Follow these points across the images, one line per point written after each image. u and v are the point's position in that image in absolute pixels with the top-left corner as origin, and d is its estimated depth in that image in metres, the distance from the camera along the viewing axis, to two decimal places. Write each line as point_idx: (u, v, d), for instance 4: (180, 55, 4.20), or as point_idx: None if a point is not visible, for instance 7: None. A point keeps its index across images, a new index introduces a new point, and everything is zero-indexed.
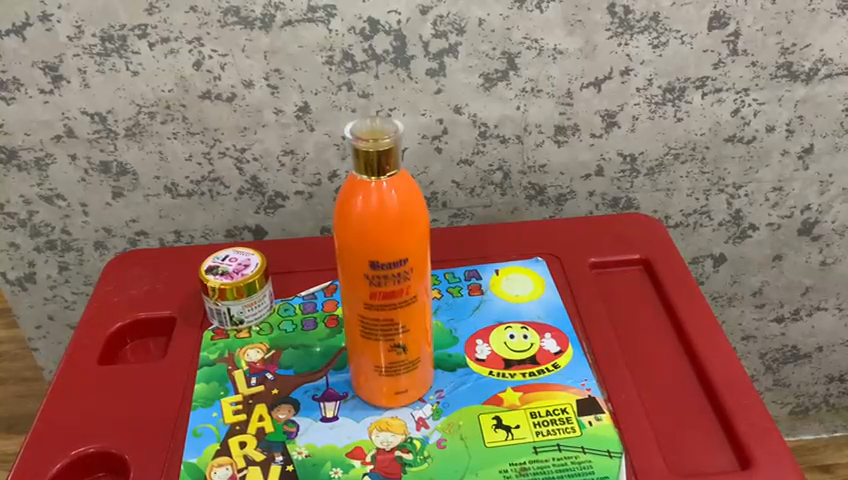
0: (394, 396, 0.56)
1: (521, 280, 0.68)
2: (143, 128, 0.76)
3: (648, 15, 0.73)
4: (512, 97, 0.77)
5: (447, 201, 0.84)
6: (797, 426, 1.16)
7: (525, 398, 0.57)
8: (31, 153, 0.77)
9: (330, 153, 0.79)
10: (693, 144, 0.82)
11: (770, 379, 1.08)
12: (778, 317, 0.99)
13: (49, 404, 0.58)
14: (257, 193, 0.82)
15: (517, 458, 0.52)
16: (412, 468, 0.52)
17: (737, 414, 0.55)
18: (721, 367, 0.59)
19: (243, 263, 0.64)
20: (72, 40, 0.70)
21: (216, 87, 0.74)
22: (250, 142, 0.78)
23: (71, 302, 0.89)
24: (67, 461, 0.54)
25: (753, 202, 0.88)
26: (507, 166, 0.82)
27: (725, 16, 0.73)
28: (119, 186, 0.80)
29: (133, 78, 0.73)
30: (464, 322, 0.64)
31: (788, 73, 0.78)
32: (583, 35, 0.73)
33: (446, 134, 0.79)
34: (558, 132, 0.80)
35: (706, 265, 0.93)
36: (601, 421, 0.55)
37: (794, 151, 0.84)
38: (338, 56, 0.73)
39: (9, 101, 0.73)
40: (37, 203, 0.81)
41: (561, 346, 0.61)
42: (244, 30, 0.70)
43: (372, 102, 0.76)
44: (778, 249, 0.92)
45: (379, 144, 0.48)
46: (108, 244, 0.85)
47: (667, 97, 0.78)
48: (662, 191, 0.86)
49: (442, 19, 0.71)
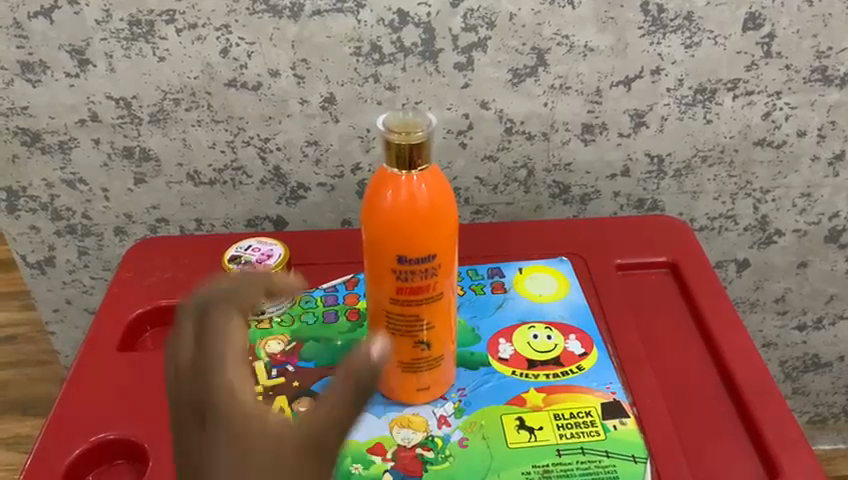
0: (416, 393, 0.56)
1: (545, 280, 0.67)
2: (167, 115, 0.75)
3: (681, 14, 0.72)
4: (540, 93, 0.76)
5: (469, 197, 0.83)
6: (815, 436, 1.14)
7: (549, 399, 0.56)
8: (55, 136, 0.77)
9: (354, 145, 0.78)
10: (721, 147, 0.81)
11: (789, 388, 1.06)
12: (800, 325, 0.98)
13: (69, 389, 0.58)
14: (279, 184, 0.81)
15: (539, 460, 0.51)
16: (434, 467, 0.51)
17: (764, 424, 0.54)
18: (747, 373, 0.58)
19: (265, 254, 0.64)
20: (99, 24, 0.70)
21: (242, 75, 0.73)
22: (274, 132, 0.77)
23: (89, 287, 0.89)
24: (86, 448, 0.54)
25: (780, 208, 0.86)
26: (532, 164, 0.81)
27: (760, 17, 0.72)
28: (142, 172, 0.79)
29: (159, 64, 0.72)
30: (486, 320, 0.64)
31: (822, 78, 0.76)
32: (614, 33, 0.72)
33: (471, 129, 0.78)
34: (585, 131, 0.79)
35: (729, 270, 0.92)
36: (625, 425, 0.54)
37: (824, 158, 0.82)
38: (366, 48, 0.72)
39: (35, 84, 0.73)
40: (59, 186, 0.80)
41: (585, 348, 0.60)
42: (272, 19, 0.70)
43: (398, 95, 0.75)
44: (803, 256, 0.91)
45: (411, 138, 0.47)
46: (128, 230, 0.84)
47: (697, 98, 0.77)
48: (688, 193, 0.84)
49: (472, 13, 0.71)
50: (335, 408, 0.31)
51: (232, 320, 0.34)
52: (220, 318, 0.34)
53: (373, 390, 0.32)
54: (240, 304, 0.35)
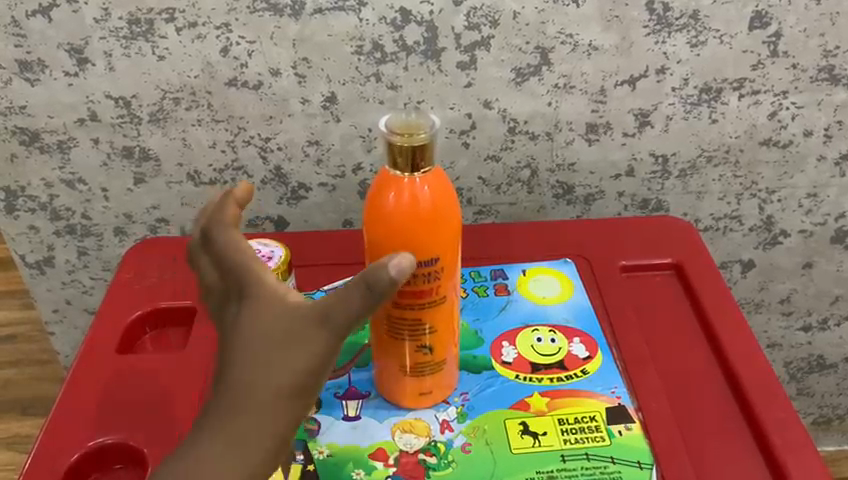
0: (419, 397, 0.55)
1: (549, 282, 0.67)
2: (167, 114, 0.75)
3: (686, 13, 0.71)
4: (544, 93, 0.75)
5: (472, 198, 0.82)
6: (819, 437, 1.13)
7: (553, 404, 0.55)
8: (54, 136, 0.76)
9: (356, 145, 0.77)
10: (727, 147, 0.80)
11: (794, 389, 1.05)
12: (805, 326, 0.97)
13: (69, 391, 0.58)
14: (280, 184, 0.80)
15: (544, 466, 0.51)
16: (436, 473, 0.50)
17: (771, 428, 0.54)
18: (754, 376, 0.58)
19: (266, 255, 0.62)
20: (98, 22, 0.69)
21: (243, 74, 0.72)
22: (274, 132, 0.76)
23: (89, 288, 0.88)
24: (86, 451, 0.54)
25: (786, 208, 0.85)
26: (535, 164, 0.80)
27: (767, 16, 0.71)
28: (141, 172, 0.79)
29: (159, 63, 0.72)
30: (489, 323, 0.63)
31: (829, 77, 0.76)
32: (619, 31, 0.71)
33: (474, 129, 0.77)
34: (589, 130, 0.78)
35: (734, 270, 0.91)
36: (631, 430, 0.53)
37: (831, 157, 0.81)
38: (368, 46, 0.71)
39: (33, 83, 0.72)
40: (58, 186, 0.80)
41: (590, 351, 0.59)
42: (273, 17, 0.69)
43: (400, 94, 0.74)
44: (809, 257, 0.90)
45: (414, 139, 0.46)
46: (128, 230, 0.83)
47: (702, 98, 0.76)
48: (693, 194, 0.83)
49: (476, 11, 0.70)
50: (344, 294, 0.38)
51: (229, 231, 0.42)
52: (219, 232, 0.42)
53: (384, 293, 0.38)
54: (232, 219, 0.43)
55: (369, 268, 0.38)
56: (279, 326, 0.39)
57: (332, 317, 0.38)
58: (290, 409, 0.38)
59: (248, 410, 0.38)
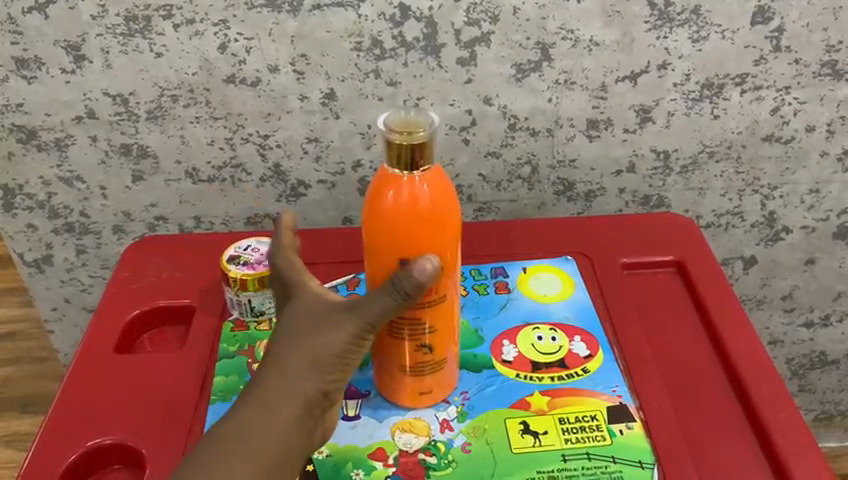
0: (418, 397, 0.55)
1: (550, 280, 0.66)
2: (165, 111, 0.74)
3: (688, 7, 0.70)
4: (544, 89, 0.74)
5: (472, 194, 0.82)
6: (820, 433, 1.13)
7: (554, 403, 0.55)
8: (51, 133, 0.75)
9: (355, 142, 0.77)
10: (729, 143, 0.79)
11: (795, 385, 1.05)
12: (807, 322, 0.96)
13: (67, 391, 0.57)
14: (279, 181, 0.80)
15: (544, 466, 0.50)
16: (436, 473, 0.50)
17: (773, 428, 0.53)
18: (756, 375, 0.57)
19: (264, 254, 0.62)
20: (95, 19, 0.69)
21: (241, 71, 0.72)
22: (273, 129, 0.76)
23: (88, 286, 0.88)
24: (84, 451, 0.53)
25: (788, 204, 0.85)
26: (536, 160, 0.79)
27: (769, 10, 0.71)
28: (140, 170, 0.78)
29: (157, 60, 0.71)
30: (490, 321, 0.62)
31: (832, 72, 0.75)
32: (620, 27, 0.71)
33: (474, 125, 0.76)
34: (589, 126, 0.77)
35: (736, 267, 0.90)
36: (632, 429, 0.53)
37: (833, 153, 0.81)
38: (367, 43, 0.71)
39: (30, 80, 0.72)
40: (56, 184, 0.79)
41: (591, 350, 0.59)
42: (271, 13, 0.69)
43: (399, 91, 0.74)
44: (811, 253, 0.90)
45: (413, 138, 0.46)
46: (127, 228, 0.83)
47: (704, 93, 0.76)
48: (695, 190, 0.83)
49: (475, 7, 0.69)
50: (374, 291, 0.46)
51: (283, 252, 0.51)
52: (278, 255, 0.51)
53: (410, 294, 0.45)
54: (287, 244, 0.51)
55: (400, 273, 0.45)
56: (315, 315, 0.46)
57: (360, 309, 0.46)
58: (319, 382, 0.45)
59: (283, 376, 0.45)
